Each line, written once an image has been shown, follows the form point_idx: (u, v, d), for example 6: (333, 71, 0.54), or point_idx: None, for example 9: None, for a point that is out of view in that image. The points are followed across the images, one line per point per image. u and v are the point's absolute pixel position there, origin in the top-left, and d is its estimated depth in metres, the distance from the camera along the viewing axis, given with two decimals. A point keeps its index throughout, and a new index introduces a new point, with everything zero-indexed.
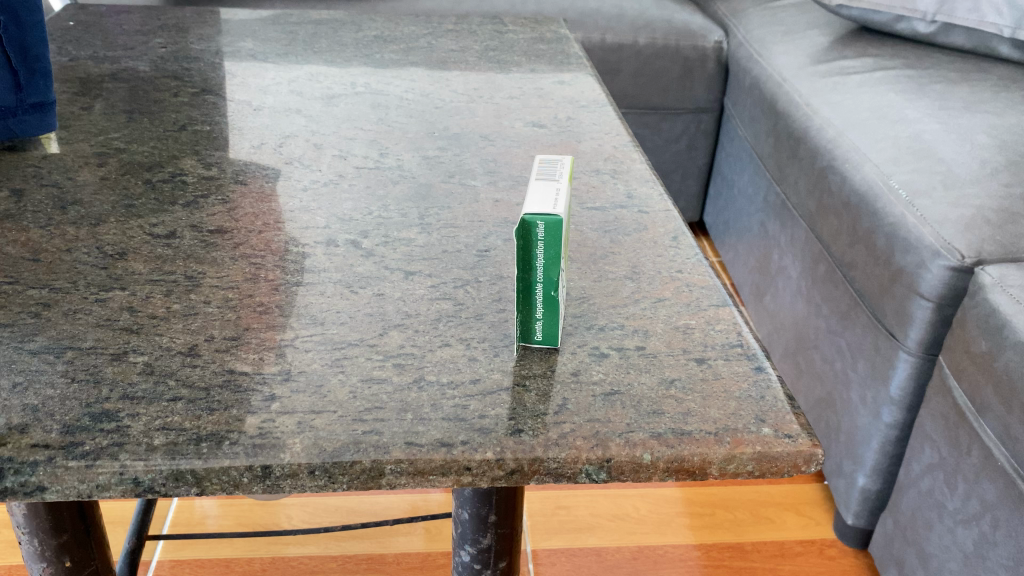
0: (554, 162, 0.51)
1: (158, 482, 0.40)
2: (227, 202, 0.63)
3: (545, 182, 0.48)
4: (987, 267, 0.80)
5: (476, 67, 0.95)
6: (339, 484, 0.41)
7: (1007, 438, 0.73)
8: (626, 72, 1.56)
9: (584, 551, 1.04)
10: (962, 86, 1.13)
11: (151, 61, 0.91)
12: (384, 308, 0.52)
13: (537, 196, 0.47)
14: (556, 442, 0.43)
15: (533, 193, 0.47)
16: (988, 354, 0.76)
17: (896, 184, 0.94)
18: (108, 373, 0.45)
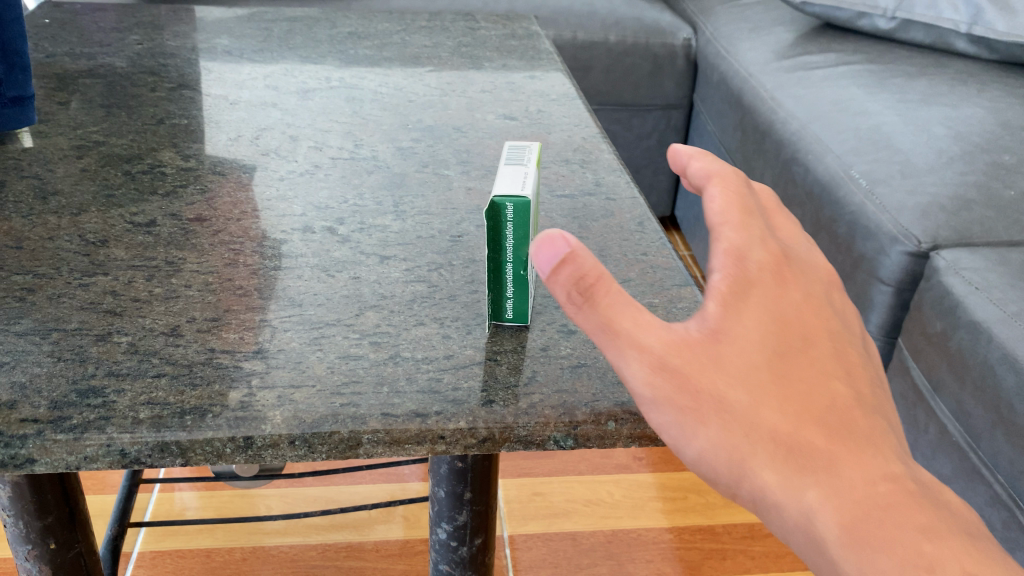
0: (522, 149, 0.53)
1: (144, 454, 0.41)
2: (206, 191, 0.65)
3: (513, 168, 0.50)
4: (942, 251, 0.85)
5: (449, 62, 0.97)
6: (319, 453, 0.43)
7: (961, 414, 0.79)
8: (597, 69, 1.59)
9: (561, 535, 1.07)
10: (921, 79, 1.17)
11: (128, 57, 0.92)
12: (360, 291, 0.54)
13: (506, 181, 0.49)
14: (525, 412, 0.45)
15: (503, 178, 0.49)
16: (942, 333, 0.82)
17: (857, 174, 0.99)
18: (93, 353, 0.47)
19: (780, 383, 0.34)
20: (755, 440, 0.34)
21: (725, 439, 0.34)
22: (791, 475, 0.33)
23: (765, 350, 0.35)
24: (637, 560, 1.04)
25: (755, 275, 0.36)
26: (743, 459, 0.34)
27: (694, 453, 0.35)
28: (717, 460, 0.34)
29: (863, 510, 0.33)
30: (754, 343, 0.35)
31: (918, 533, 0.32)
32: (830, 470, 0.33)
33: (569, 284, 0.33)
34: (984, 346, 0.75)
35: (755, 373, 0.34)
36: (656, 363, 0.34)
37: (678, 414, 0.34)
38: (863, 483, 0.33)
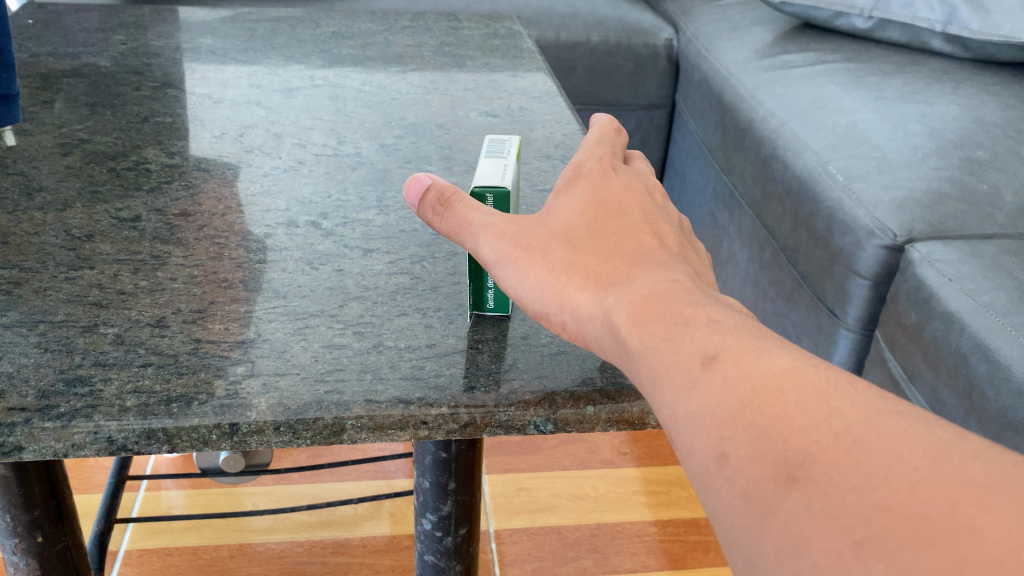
0: (500, 142, 0.54)
1: (131, 441, 0.42)
2: (191, 188, 0.65)
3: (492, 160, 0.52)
4: (917, 244, 0.88)
5: (432, 61, 0.98)
6: (303, 439, 0.44)
7: (936, 402, 0.84)
8: (580, 69, 1.61)
9: (546, 529, 1.08)
10: (897, 78, 1.19)
11: (112, 57, 0.92)
12: (344, 283, 0.55)
13: (485, 172, 0.50)
14: (506, 398, 0.46)
15: (482, 170, 0.51)
16: (917, 324, 0.86)
17: (835, 170, 1.01)
18: (79, 343, 0.47)
19: (592, 232, 0.43)
20: (569, 266, 0.42)
21: (547, 272, 0.42)
22: (592, 284, 0.40)
23: (584, 216, 0.44)
24: (622, 553, 1.05)
25: (585, 172, 0.49)
26: (561, 283, 0.41)
27: (528, 296, 0.42)
28: (545, 294, 0.42)
29: (641, 292, 0.38)
30: (575, 212, 0.45)
31: (684, 305, 0.36)
32: (622, 274, 0.40)
33: (433, 205, 0.46)
34: (956, 336, 0.80)
35: (575, 226, 0.44)
36: (498, 232, 0.44)
37: (513, 263, 0.43)
38: (646, 278, 0.39)
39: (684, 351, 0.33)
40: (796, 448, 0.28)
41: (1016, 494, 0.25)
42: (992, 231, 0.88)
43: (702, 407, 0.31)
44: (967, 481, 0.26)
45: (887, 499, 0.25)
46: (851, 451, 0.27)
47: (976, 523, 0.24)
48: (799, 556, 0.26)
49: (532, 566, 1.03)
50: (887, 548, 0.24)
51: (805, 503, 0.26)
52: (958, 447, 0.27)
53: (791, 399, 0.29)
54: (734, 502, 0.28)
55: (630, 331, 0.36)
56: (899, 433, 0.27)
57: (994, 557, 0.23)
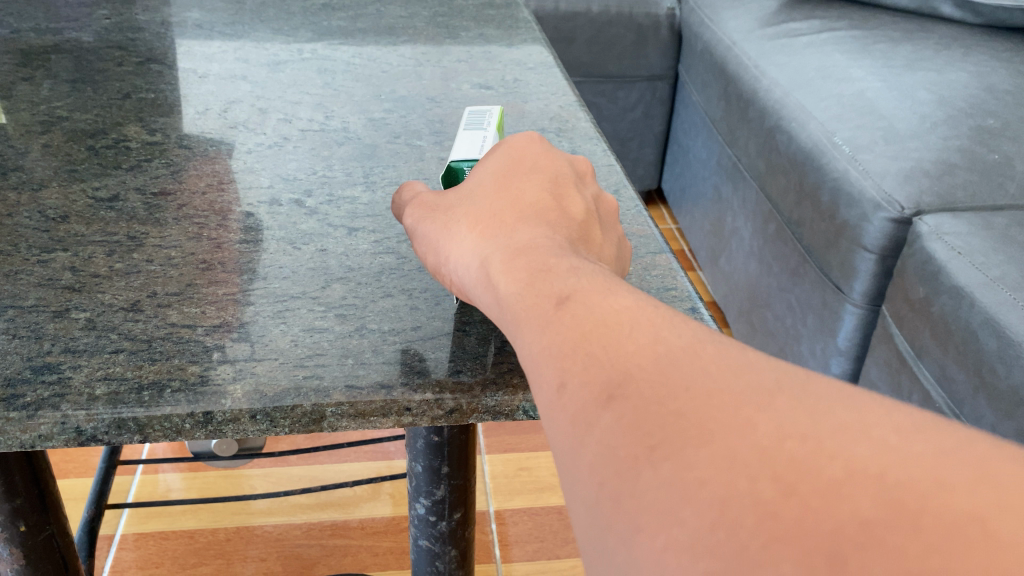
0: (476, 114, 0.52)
1: (101, 430, 0.40)
2: (172, 166, 0.63)
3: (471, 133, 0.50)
4: (925, 217, 0.86)
5: (424, 32, 0.95)
6: (281, 427, 0.42)
7: (944, 380, 0.82)
8: (580, 40, 1.58)
9: (547, 510, 1.14)
10: (904, 45, 1.18)
11: (96, 32, 0.90)
12: (327, 263, 0.53)
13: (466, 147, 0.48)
14: (493, 382, 0.44)
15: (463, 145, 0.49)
16: (925, 299, 0.84)
17: (840, 141, 0.99)
18: (49, 329, 0.45)
19: (496, 187, 0.42)
20: (462, 218, 0.42)
21: (444, 227, 0.43)
22: (476, 234, 0.40)
23: (493, 175, 0.43)
24: None
25: (508, 139, 0.46)
26: (452, 233, 0.42)
27: (429, 251, 0.43)
28: (440, 249, 0.42)
29: (515, 246, 0.37)
30: (487, 172, 0.44)
31: (553, 254, 0.36)
32: (507, 225, 0.39)
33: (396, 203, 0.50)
34: (966, 311, 0.77)
35: (479, 184, 0.43)
36: (422, 202, 0.46)
37: (424, 227, 0.44)
38: (526, 230, 0.38)
39: (542, 292, 0.33)
40: (617, 370, 0.28)
41: (801, 399, 0.25)
42: (1003, 202, 0.87)
43: (549, 340, 0.31)
44: (759, 388, 0.26)
45: (683, 407, 0.25)
46: (664, 369, 0.27)
47: (754, 420, 0.24)
48: (603, 467, 0.26)
49: (533, 546, 1.08)
50: (675, 449, 0.24)
51: (615, 418, 0.26)
52: (762, 367, 0.27)
53: (624, 329, 0.30)
54: (561, 425, 0.28)
55: (501, 275, 0.36)
56: (710, 356, 0.28)
57: (762, 447, 0.23)
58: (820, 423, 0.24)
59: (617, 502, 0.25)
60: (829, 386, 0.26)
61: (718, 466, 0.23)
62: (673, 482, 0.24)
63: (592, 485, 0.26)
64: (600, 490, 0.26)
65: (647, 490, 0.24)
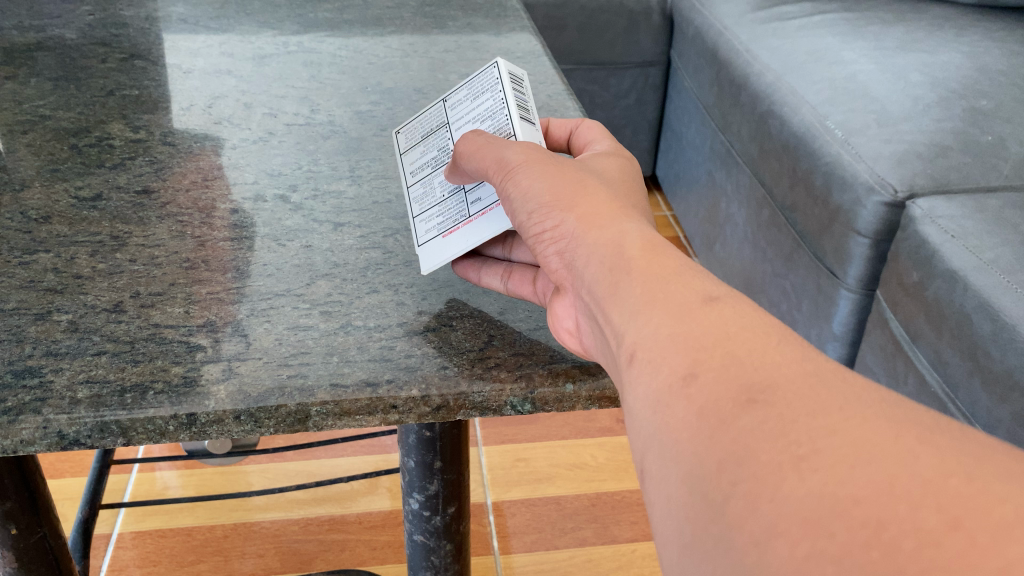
0: (521, 82, 0.53)
1: (83, 434, 0.40)
2: (155, 163, 0.63)
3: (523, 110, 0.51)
4: (918, 200, 0.86)
5: (411, 23, 0.94)
6: (265, 428, 0.41)
7: (939, 364, 0.81)
8: (571, 27, 1.58)
9: (545, 500, 1.14)
10: (896, 27, 1.19)
11: (79, 28, 0.88)
12: (312, 259, 0.52)
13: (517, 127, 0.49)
14: (480, 377, 0.44)
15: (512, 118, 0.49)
16: (919, 284, 0.84)
17: (833, 125, 0.99)
18: (31, 332, 0.45)
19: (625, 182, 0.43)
20: (592, 191, 0.41)
21: (568, 184, 0.42)
22: (608, 213, 0.40)
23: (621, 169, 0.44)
24: (622, 522, 1.11)
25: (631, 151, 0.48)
26: (574, 198, 0.41)
27: (539, 192, 0.42)
28: (559, 194, 0.41)
29: (642, 238, 0.38)
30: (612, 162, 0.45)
31: (684, 261, 0.36)
32: (628, 216, 0.40)
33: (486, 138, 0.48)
34: (960, 295, 0.77)
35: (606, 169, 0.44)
36: (531, 147, 0.45)
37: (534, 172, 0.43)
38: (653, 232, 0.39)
39: (678, 290, 0.34)
40: (762, 378, 0.28)
41: (960, 443, 0.24)
42: (997, 182, 0.86)
43: (683, 337, 0.31)
44: (915, 423, 0.25)
45: (836, 424, 0.25)
46: (814, 387, 0.27)
47: (915, 451, 0.24)
48: (739, 468, 0.26)
49: (531, 538, 1.08)
50: (826, 463, 0.24)
51: (757, 421, 0.27)
52: (917, 409, 0.27)
53: (770, 346, 0.30)
54: (688, 421, 0.29)
55: (627, 262, 0.36)
56: (859, 386, 0.27)
57: (925, 478, 0.23)
58: (984, 471, 0.23)
59: (751, 504, 0.25)
60: (981, 437, 0.25)
61: (875, 487, 0.23)
62: (821, 490, 0.24)
63: (721, 484, 0.26)
64: (732, 489, 0.26)
65: (789, 496, 0.24)
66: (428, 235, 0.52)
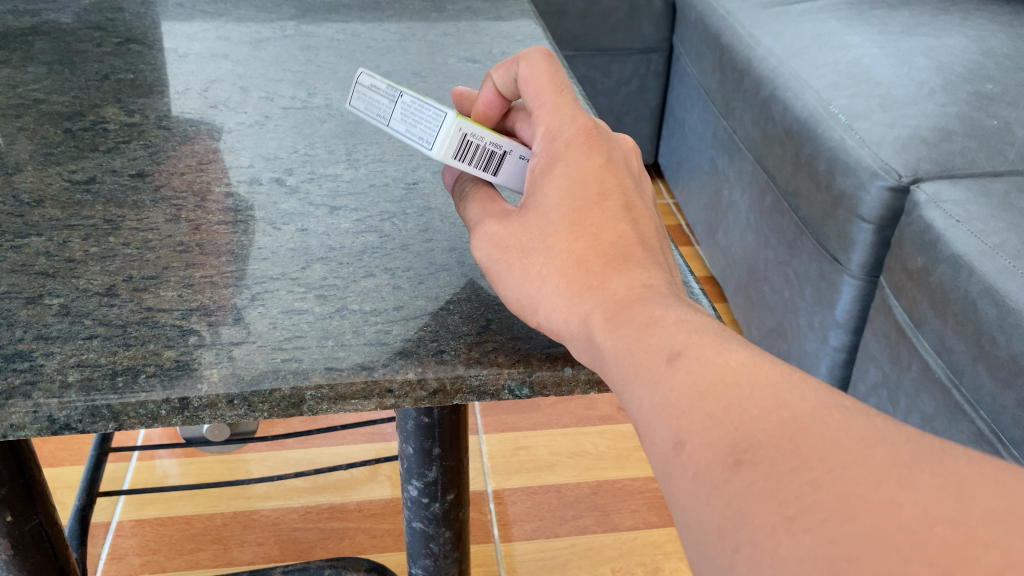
0: (466, 143, 0.46)
1: (74, 418, 0.39)
2: (150, 146, 0.62)
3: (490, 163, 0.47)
4: (922, 185, 0.85)
5: (410, 7, 0.93)
6: (259, 412, 0.41)
7: (943, 349, 0.81)
8: (573, 14, 1.57)
9: (546, 488, 1.13)
10: (901, 11, 1.18)
11: (74, 13, 0.87)
12: (308, 243, 0.52)
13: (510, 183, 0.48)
14: (477, 360, 0.43)
15: (499, 180, 0.48)
16: (923, 269, 0.83)
17: (837, 110, 0.98)
18: (21, 316, 0.44)
19: (567, 226, 0.40)
20: (547, 267, 0.40)
21: (524, 274, 0.41)
22: (575, 287, 0.38)
23: (561, 205, 0.41)
24: (623, 510, 1.10)
25: (560, 150, 0.43)
26: (537, 284, 0.40)
27: (508, 292, 0.42)
28: (524, 297, 0.41)
29: (614, 298, 0.36)
30: (552, 201, 0.41)
31: (657, 307, 0.35)
32: (595, 273, 0.38)
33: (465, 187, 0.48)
34: (964, 280, 0.76)
35: (550, 219, 0.41)
36: (484, 232, 0.44)
37: (499, 265, 0.42)
38: (616, 282, 0.37)
39: (652, 350, 0.33)
40: (745, 436, 0.27)
41: (941, 475, 0.24)
42: (1003, 167, 0.86)
43: (663, 400, 0.31)
44: (896, 462, 0.25)
45: (820, 478, 0.25)
46: (793, 438, 0.27)
47: (897, 499, 0.24)
48: (738, 533, 0.26)
49: (531, 526, 1.08)
50: (815, 522, 0.24)
51: (747, 486, 0.26)
52: (893, 434, 0.26)
53: (745, 394, 0.29)
54: (684, 486, 0.28)
55: (604, 338, 0.35)
56: (837, 422, 0.27)
57: (910, 528, 0.23)
58: (969, 508, 0.23)
59: (754, 571, 0.25)
60: (961, 460, 0.25)
61: (865, 544, 0.23)
62: (815, 552, 0.24)
63: (725, 549, 0.26)
64: (734, 556, 0.26)
65: (788, 561, 0.24)
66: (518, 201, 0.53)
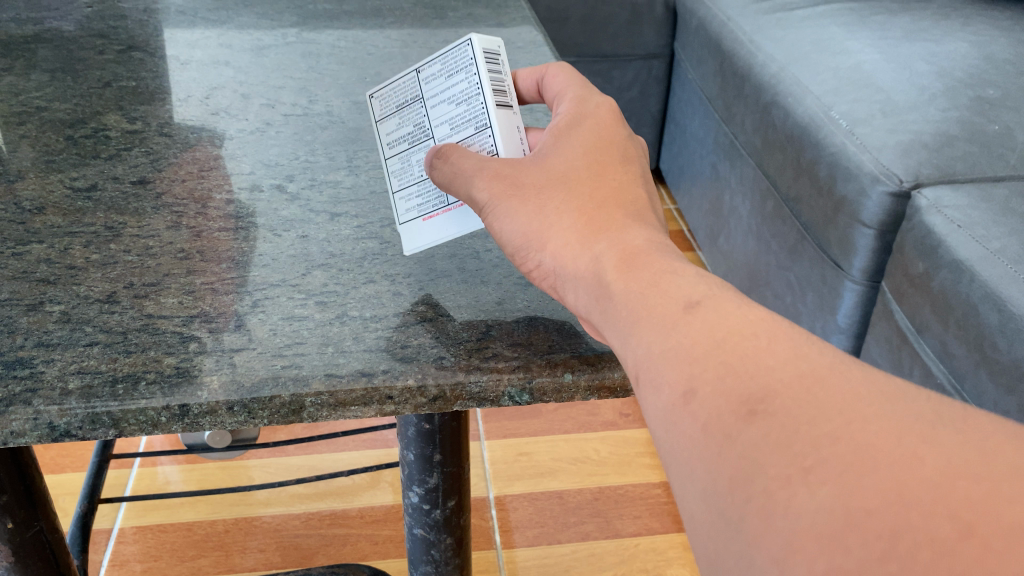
0: (497, 58, 0.50)
1: (74, 425, 0.39)
2: (152, 154, 0.62)
3: (499, 95, 0.49)
4: (923, 190, 0.85)
5: (411, 14, 0.93)
6: (259, 418, 0.41)
7: (945, 355, 0.80)
8: (574, 20, 1.57)
9: (548, 494, 1.13)
10: (902, 17, 1.19)
11: (77, 21, 0.88)
12: (308, 250, 0.52)
13: (501, 118, 0.49)
14: (477, 367, 0.43)
15: (494, 110, 0.49)
16: (925, 274, 0.83)
17: (837, 115, 0.98)
18: (22, 323, 0.44)
19: (593, 176, 0.43)
20: (564, 210, 0.42)
21: (536, 210, 0.42)
22: (592, 228, 0.40)
23: (585, 160, 0.44)
24: (624, 516, 1.10)
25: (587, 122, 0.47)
26: (549, 226, 0.42)
27: (510, 232, 0.43)
28: (529, 232, 0.42)
29: (630, 245, 0.38)
30: (574, 158, 0.44)
31: (671, 263, 0.37)
32: (613, 219, 0.40)
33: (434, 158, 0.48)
34: (966, 286, 0.76)
35: (572, 169, 0.44)
36: (493, 172, 0.45)
37: (507, 199, 0.44)
38: (632, 232, 0.39)
39: (667, 298, 0.34)
40: (760, 385, 0.28)
41: (964, 437, 0.24)
42: (1004, 172, 0.86)
43: (676, 348, 0.31)
44: (916, 419, 0.25)
45: (838, 429, 0.25)
46: (810, 391, 0.27)
47: (919, 453, 0.24)
48: (751, 482, 0.26)
49: (533, 532, 1.08)
50: (833, 473, 0.24)
51: (761, 435, 0.26)
52: (913, 397, 0.27)
53: (761, 346, 0.30)
54: (695, 437, 0.28)
55: (615, 279, 0.37)
56: (854, 381, 0.27)
57: (932, 482, 0.23)
58: (991, 464, 0.23)
59: (767, 521, 0.25)
60: (982, 423, 0.25)
61: (886, 496, 0.23)
62: (832, 503, 0.24)
63: (736, 501, 0.26)
64: (746, 506, 0.26)
65: (803, 509, 0.24)
66: (408, 216, 0.52)
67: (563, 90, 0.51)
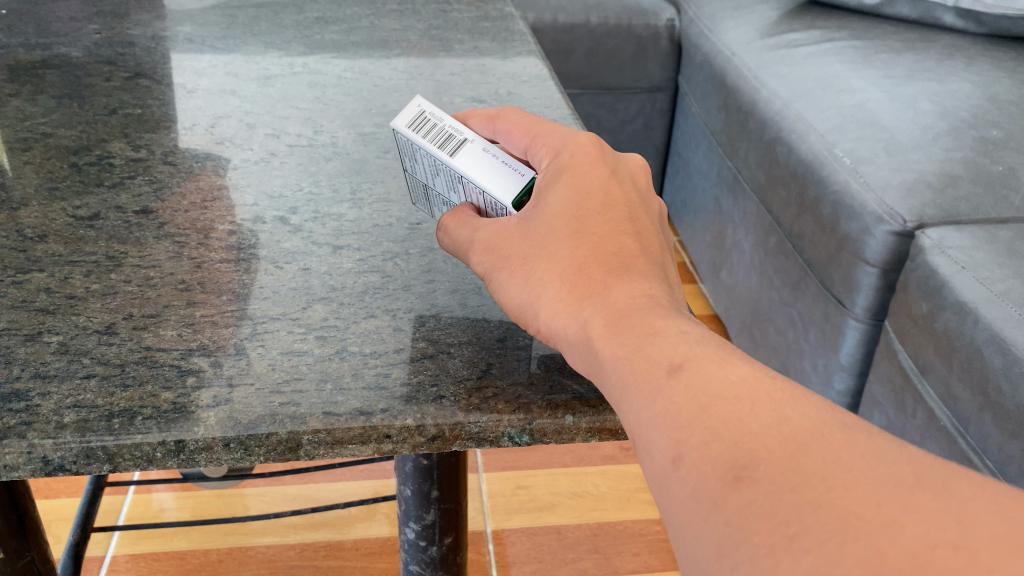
0: (423, 117, 0.51)
1: (68, 460, 0.39)
2: (155, 182, 0.62)
3: (449, 144, 0.50)
4: (927, 230, 0.85)
5: (418, 45, 0.94)
6: (255, 456, 0.40)
7: (949, 397, 0.80)
8: (579, 52, 1.59)
9: (546, 529, 1.12)
10: (906, 56, 1.19)
11: (85, 47, 0.88)
12: (309, 283, 0.51)
13: (467, 165, 0.49)
14: (477, 407, 0.43)
15: (457, 165, 0.49)
16: (928, 315, 0.82)
17: (841, 153, 0.98)
18: (20, 354, 0.44)
19: (574, 226, 0.43)
20: (548, 270, 0.42)
21: (526, 278, 0.43)
22: (575, 288, 0.40)
23: (566, 212, 0.44)
24: (623, 553, 1.09)
25: (567, 164, 0.46)
26: (538, 289, 0.42)
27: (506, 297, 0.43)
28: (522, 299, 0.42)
29: (615, 303, 0.38)
30: (557, 211, 0.44)
31: (658, 316, 0.37)
32: (596, 275, 0.40)
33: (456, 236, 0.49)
34: (970, 328, 0.76)
35: (554, 225, 0.43)
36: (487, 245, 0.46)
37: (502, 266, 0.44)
38: (618, 281, 0.39)
39: (653, 360, 0.34)
40: (744, 454, 0.29)
41: (944, 502, 0.25)
42: (1008, 214, 0.86)
43: (663, 412, 0.32)
44: (897, 484, 0.26)
45: (820, 497, 0.26)
46: (794, 455, 0.28)
47: (899, 520, 0.25)
48: (737, 550, 0.27)
49: (530, 567, 1.06)
50: (817, 541, 0.25)
51: (747, 503, 0.27)
52: (895, 456, 0.27)
53: (747, 409, 0.30)
54: (684, 502, 0.29)
55: (604, 340, 0.37)
56: (837, 442, 0.28)
57: (911, 550, 0.24)
58: (968, 532, 0.24)
59: None
60: (960, 486, 0.26)
61: (866, 566, 0.24)
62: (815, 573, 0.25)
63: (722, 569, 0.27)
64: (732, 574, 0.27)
65: None
66: None
67: (534, 139, 0.49)
